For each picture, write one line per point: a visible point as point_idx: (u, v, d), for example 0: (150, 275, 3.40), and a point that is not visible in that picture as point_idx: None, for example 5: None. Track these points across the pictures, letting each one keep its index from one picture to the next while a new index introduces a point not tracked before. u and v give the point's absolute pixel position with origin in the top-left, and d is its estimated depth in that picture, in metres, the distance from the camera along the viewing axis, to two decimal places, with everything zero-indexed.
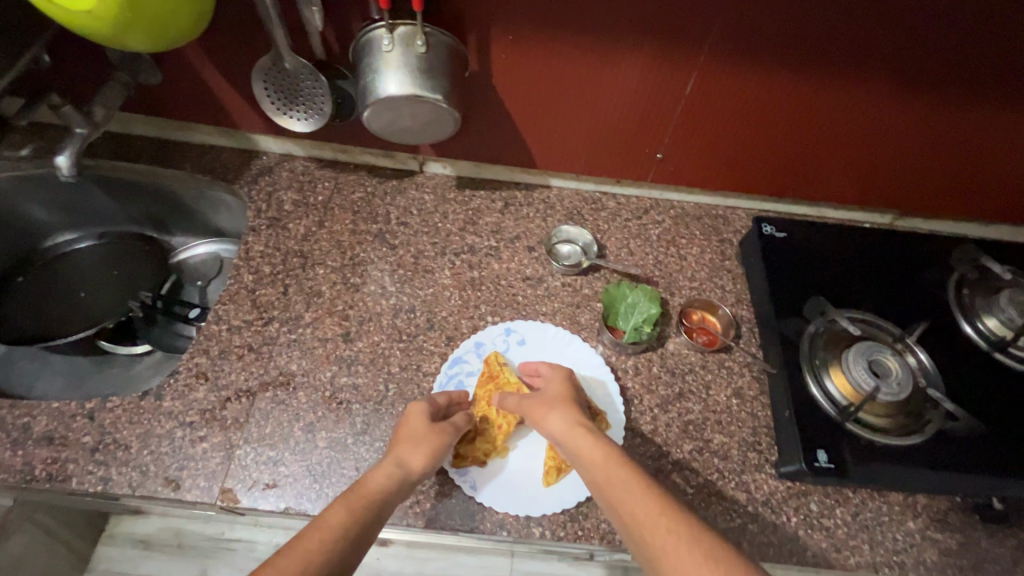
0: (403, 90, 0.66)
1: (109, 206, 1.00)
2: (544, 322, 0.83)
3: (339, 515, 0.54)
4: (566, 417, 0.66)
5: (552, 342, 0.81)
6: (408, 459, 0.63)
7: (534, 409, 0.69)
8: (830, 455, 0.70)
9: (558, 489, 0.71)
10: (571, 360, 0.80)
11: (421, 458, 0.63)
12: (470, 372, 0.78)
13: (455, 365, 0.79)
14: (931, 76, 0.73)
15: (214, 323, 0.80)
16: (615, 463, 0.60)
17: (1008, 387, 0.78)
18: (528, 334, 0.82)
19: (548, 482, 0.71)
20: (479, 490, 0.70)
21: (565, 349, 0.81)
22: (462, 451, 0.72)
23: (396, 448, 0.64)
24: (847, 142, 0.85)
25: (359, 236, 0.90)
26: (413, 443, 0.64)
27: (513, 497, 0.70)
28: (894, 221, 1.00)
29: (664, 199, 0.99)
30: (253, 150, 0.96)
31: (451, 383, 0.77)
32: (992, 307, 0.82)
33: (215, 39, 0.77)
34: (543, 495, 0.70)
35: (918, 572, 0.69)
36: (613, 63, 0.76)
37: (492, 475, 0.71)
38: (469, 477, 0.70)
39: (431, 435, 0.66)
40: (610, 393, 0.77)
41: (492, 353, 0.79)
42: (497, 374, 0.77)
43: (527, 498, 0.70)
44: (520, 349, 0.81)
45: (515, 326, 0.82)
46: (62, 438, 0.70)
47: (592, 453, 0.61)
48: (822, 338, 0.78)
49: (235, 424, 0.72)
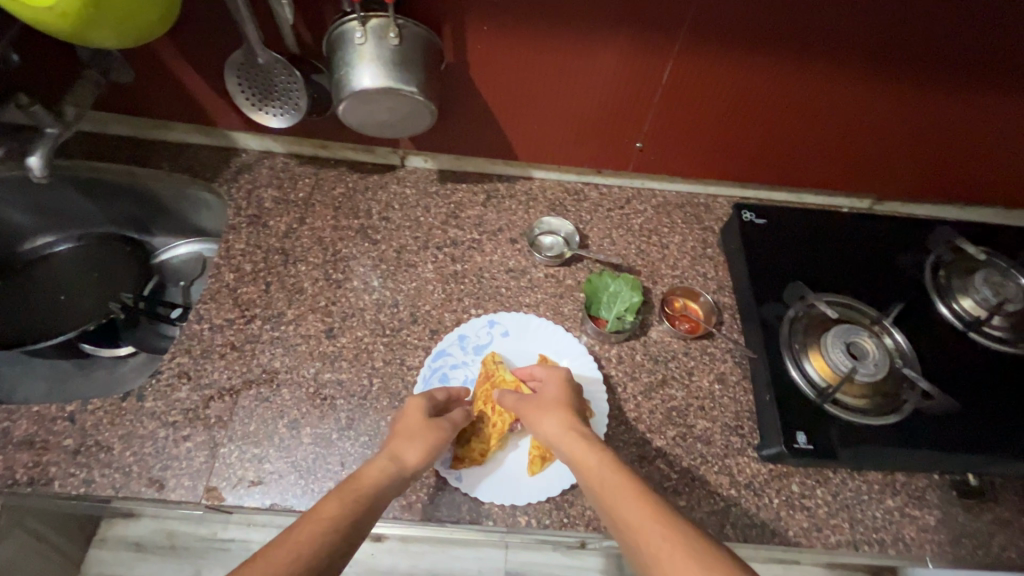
0: (376, 83, 0.66)
1: (87, 206, 0.99)
2: (528, 314, 0.83)
3: (333, 507, 0.53)
4: (561, 420, 0.66)
5: (535, 332, 0.82)
6: (403, 453, 0.63)
7: (531, 413, 0.68)
8: (810, 437, 0.71)
9: (543, 477, 0.71)
10: (554, 349, 0.81)
11: (416, 453, 0.63)
12: (454, 364, 0.79)
13: (440, 359, 0.79)
14: (904, 59, 0.74)
15: (195, 322, 0.80)
16: (608, 471, 0.58)
17: (984, 365, 0.80)
18: (512, 325, 0.82)
19: (533, 470, 0.71)
20: (467, 483, 0.70)
21: (548, 340, 0.81)
22: (460, 453, 0.72)
23: (391, 443, 0.64)
24: (823, 128, 0.86)
25: (341, 232, 0.89)
26: (408, 438, 0.65)
27: (499, 487, 0.70)
28: (873, 206, 1.01)
29: (646, 188, 0.99)
30: (232, 148, 0.95)
31: (435, 376, 0.77)
32: (968, 287, 0.84)
33: (186, 34, 0.76)
34: (529, 484, 0.71)
35: (897, 548, 0.70)
36: (588, 52, 0.76)
37: (480, 468, 0.72)
38: (456, 471, 0.71)
39: (428, 430, 0.66)
40: (593, 382, 0.78)
41: (488, 352, 0.79)
42: (493, 373, 0.77)
43: (514, 488, 0.70)
44: (505, 341, 0.81)
45: (498, 318, 0.82)
46: (43, 442, 0.70)
47: (585, 461, 0.60)
48: (801, 322, 0.79)
49: (219, 423, 0.72)
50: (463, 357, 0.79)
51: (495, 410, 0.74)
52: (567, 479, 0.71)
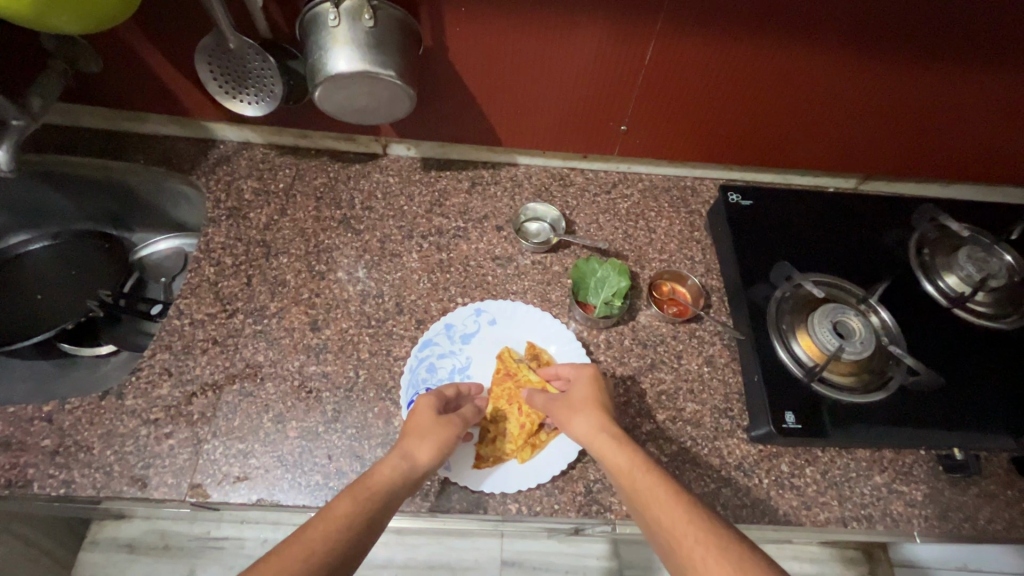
0: (353, 67, 0.64)
1: (62, 203, 0.97)
2: (515, 301, 0.82)
3: (346, 507, 0.52)
4: (592, 421, 0.65)
5: (519, 320, 0.81)
6: (414, 451, 0.61)
7: (560, 414, 0.68)
8: (797, 416, 0.71)
9: (533, 464, 0.71)
10: (543, 336, 0.80)
11: (428, 450, 0.62)
12: (440, 354, 0.77)
13: (428, 349, 0.77)
14: (889, 35, 0.73)
15: (175, 318, 0.78)
16: (641, 473, 0.57)
17: (969, 341, 0.81)
18: (499, 314, 0.81)
19: (524, 458, 0.71)
20: (454, 474, 0.69)
21: (534, 328, 0.81)
22: (483, 453, 0.71)
23: (403, 442, 0.62)
24: (808, 107, 0.85)
25: (323, 222, 0.88)
26: (419, 436, 0.63)
27: (491, 476, 0.69)
28: (859, 184, 1.01)
29: (632, 172, 0.99)
30: (209, 139, 0.93)
31: (422, 366, 0.76)
32: (952, 265, 0.84)
33: (155, 20, 0.74)
34: (518, 473, 0.70)
35: (885, 523, 0.71)
36: (570, 33, 0.74)
37: (471, 456, 0.71)
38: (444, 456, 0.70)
39: (439, 428, 0.64)
40: None
41: (504, 349, 0.79)
42: (514, 372, 0.77)
43: (504, 477, 0.69)
44: (492, 331, 0.80)
45: (485, 306, 0.81)
46: (21, 443, 0.68)
47: (617, 461, 0.59)
48: (788, 303, 0.79)
49: (202, 419, 0.71)
50: (451, 347, 0.78)
51: (521, 411, 0.74)
52: (556, 466, 0.70)
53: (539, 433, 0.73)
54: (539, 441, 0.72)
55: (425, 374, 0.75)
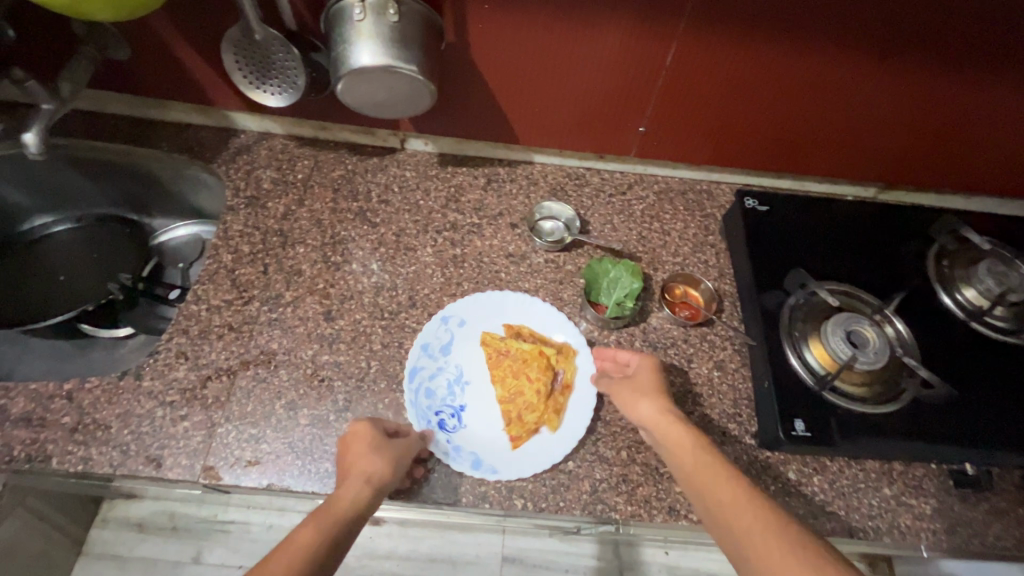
0: (375, 61, 0.65)
1: (85, 186, 0.98)
2: (480, 293, 0.82)
3: (307, 534, 0.53)
4: (657, 405, 0.68)
5: (492, 302, 0.81)
6: (371, 469, 0.62)
7: (625, 395, 0.70)
8: (808, 424, 0.71)
9: (565, 427, 0.73)
10: (526, 314, 0.81)
11: (381, 462, 0.63)
12: (431, 375, 0.76)
13: (416, 374, 0.75)
14: (914, 45, 0.72)
15: (193, 303, 0.79)
16: (703, 450, 0.61)
17: (986, 355, 0.80)
18: (464, 313, 0.80)
19: (554, 425, 0.73)
20: (502, 472, 0.70)
21: (512, 302, 0.82)
22: (515, 433, 0.73)
23: (358, 461, 0.63)
24: (828, 114, 0.85)
25: (340, 214, 0.89)
26: (371, 452, 0.63)
27: (532, 449, 0.72)
28: (878, 194, 1.00)
29: (648, 174, 0.98)
30: (231, 128, 0.94)
31: (421, 394, 0.74)
32: (971, 278, 0.83)
33: (182, 11, 0.75)
34: (556, 440, 0.72)
35: (892, 535, 0.70)
36: (592, 33, 0.74)
37: (506, 449, 0.72)
38: (477, 456, 0.71)
39: (388, 445, 0.65)
40: (570, 328, 0.80)
41: (484, 335, 0.79)
42: (505, 349, 0.78)
43: (544, 452, 0.71)
44: (465, 330, 0.80)
45: (448, 311, 0.80)
46: (41, 419, 0.70)
47: (682, 443, 0.63)
48: (801, 310, 0.78)
49: (216, 403, 0.72)
50: (435, 361, 0.77)
51: (530, 379, 0.76)
52: (586, 416, 0.74)
53: (554, 393, 0.76)
54: (558, 403, 0.75)
55: (427, 401, 0.74)
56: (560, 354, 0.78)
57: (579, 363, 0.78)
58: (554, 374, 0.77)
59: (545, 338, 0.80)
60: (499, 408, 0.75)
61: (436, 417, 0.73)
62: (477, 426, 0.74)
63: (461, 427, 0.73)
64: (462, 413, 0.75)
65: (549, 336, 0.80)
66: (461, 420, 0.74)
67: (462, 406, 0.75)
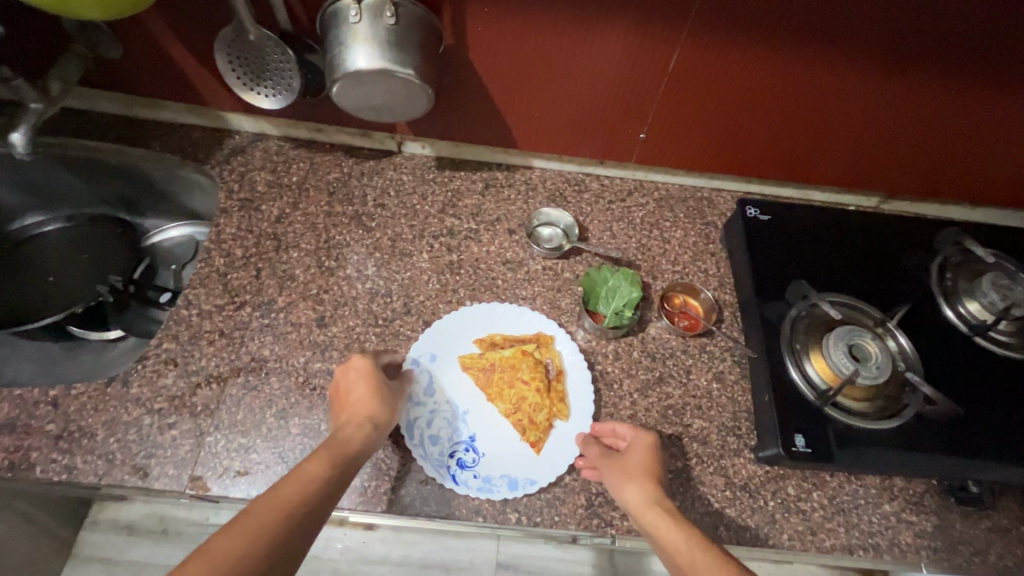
0: (371, 64, 0.64)
1: (76, 186, 0.97)
2: (445, 321, 0.78)
3: (319, 467, 0.55)
4: (643, 489, 0.62)
5: (461, 321, 0.79)
6: (376, 412, 0.64)
7: (610, 475, 0.65)
8: (808, 439, 0.70)
9: (574, 413, 0.74)
10: (501, 319, 0.80)
11: (386, 407, 0.65)
12: (428, 420, 0.72)
13: (414, 426, 0.70)
14: (919, 56, 0.71)
15: (183, 307, 0.78)
16: (700, 552, 0.55)
17: (988, 369, 0.78)
18: (432, 347, 0.76)
19: (566, 413, 0.74)
20: (540, 480, 0.69)
21: (481, 309, 0.80)
22: (534, 438, 0.72)
23: (361, 402, 0.64)
24: (831, 123, 0.84)
25: (335, 218, 0.87)
26: (376, 395, 0.65)
27: (554, 444, 0.72)
28: (880, 204, 0.99)
29: (648, 180, 0.97)
30: (225, 129, 0.93)
31: (428, 442, 0.70)
32: (975, 291, 0.82)
33: (175, 10, 0.74)
34: (571, 427, 0.73)
35: (892, 553, 0.69)
36: (593, 38, 0.73)
37: (530, 456, 0.71)
38: (509, 476, 0.69)
39: (391, 389, 0.68)
40: (546, 321, 0.80)
41: (463, 358, 0.76)
42: (488, 362, 0.76)
43: (566, 444, 0.72)
44: (440, 363, 0.76)
45: (415, 351, 0.76)
46: (25, 426, 0.68)
47: (672, 540, 0.57)
48: (803, 323, 0.77)
49: (205, 411, 0.71)
50: (424, 406, 0.72)
51: (525, 380, 0.74)
52: (589, 391, 0.75)
53: (552, 383, 0.75)
54: (560, 392, 0.75)
55: (436, 448, 0.70)
56: (540, 346, 0.78)
57: (560, 347, 0.78)
58: (544, 367, 0.76)
59: (523, 337, 0.79)
60: (508, 422, 0.73)
61: (453, 458, 0.70)
62: (495, 448, 0.71)
63: (481, 457, 0.70)
64: (475, 442, 0.71)
65: (522, 332, 0.79)
66: (477, 450, 0.71)
67: (472, 436, 0.72)
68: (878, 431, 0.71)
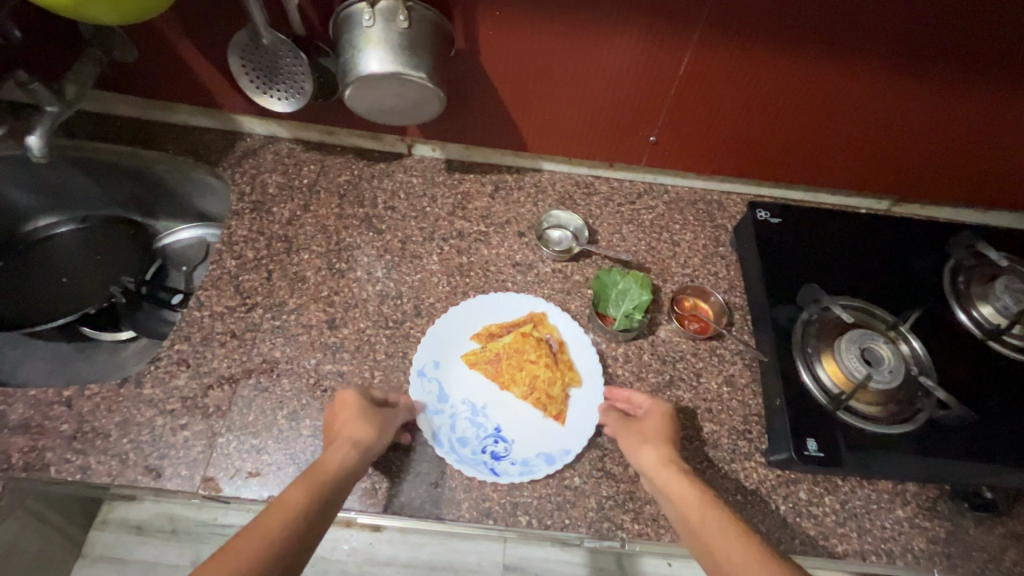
0: (384, 68, 0.64)
1: (90, 188, 0.98)
2: (440, 321, 0.78)
3: (298, 495, 0.54)
4: (659, 452, 0.65)
5: (460, 319, 0.79)
6: (359, 435, 0.63)
7: (628, 438, 0.68)
8: (820, 444, 0.69)
9: (587, 378, 0.77)
10: (493, 306, 0.80)
11: (369, 429, 0.64)
12: (450, 425, 0.72)
13: (439, 434, 0.71)
14: (935, 58, 0.71)
15: (195, 309, 0.78)
16: (710, 509, 0.58)
17: (1003, 375, 0.78)
18: (433, 354, 0.76)
19: (579, 378, 0.76)
20: (575, 447, 0.71)
21: (476, 302, 0.80)
22: (556, 410, 0.74)
23: (344, 429, 0.63)
24: (843, 126, 0.83)
25: (345, 220, 0.87)
26: (359, 420, 0.64)
27: (577, 411, 0.74)
28: (891, 207, 0.99)
29: (658, 183, 0.97)
30: (237, 132, 0.93)
31: (458, 446, 0.71)
32: (988, 294, 0.81)
33: (189, 14, 0.74)
34: (586, 391, 0.76)
35: (906, 559, 0.68)
36: (605, 40, 0.73)
37: (558, 427, 0.73)
38: (544, 453, 0.71)
39: (376, 412, 0.66)
40: (529, 297, 0.81)
41: (467, 356, 0.77)
42: (492, 349, 0.77)
43: (587, 407, 0.74)
44: (445, 368, 0.76)
45: (418, 361, 0.75)
46: (39, 426, 0.69)
47: (684, 497, 0.60)
48: (814, 326, 0.77)
49: (218, 412, 0.71)
50: (442, 412, 0.73)
51: (534, 358, 0.76)
52: (592, 355, 0.78)
53: (558, 355, 0.78)
54: (568, 362, 0.77)
55: (466, 450, 0.70)
56: (536, 324, 0.80)
57: (555, 320, 0.80)
58: (546, 341, 0.78)
59: (520, 319, 0.80)
60: (528, 405, 0.75)
61: (486, 453, 0.71)
62: (522, 432, 0.73)
63: (512, 444, 0.72)
64: (502, 432, 0.73)
65: (515, 314, 0.81)
66: (506, 438, 0.72)
67: (497, 427, 0.73)
68: (892, 435, 0.71)
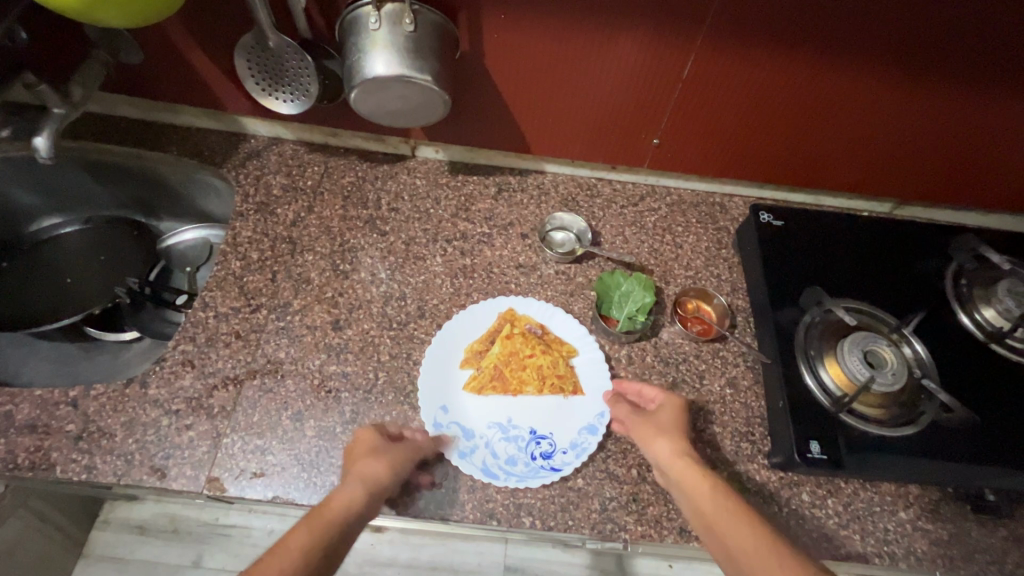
0: (389, 70, 0.64)
1: (95, 188, 0.98)
2: (432, 361, 0.76)
3: (301, 538, 0.52)
4: (672, 445, 0.65)
5: (446, 354, 0.77)
6: (369, 470, 0.61)
7: (640, 430, 0.68)
8: (824, 447, 0.69)
9: (585, 352, 0.79)
10: (468, 322, 0.79)
11: (380, 465, 0.62)
12: (490, 452, 0.71)
13: (488, 468, 0.69)
14: (939, 62, 0.71)
15: (200, 309, 0.79)
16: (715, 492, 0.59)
17: (1005, 377, 0.78)
18: (436, 402, 0.73)
19: (572, 348, 0.79)
20: (607, 408, 0.74)
21: (449, 327, 0.79)
22: (569, 386, 0.76)
23: (355, 465, 0.62)
24: (846, 129, 0.84)
25: (349, 221, 0.88)
26: (369, 458, 0.63)
27: (591, 381, 0.77)
28: (893, 210, 0.99)
29: (661, 185, 0.97)
30: (242, 133, 0.94)
31: (514, 466, 0.70)
32: (990, 296, 0.81)
33: (196, 16, 0.75)
34: (586, 360, 0.78)
35: (908, 561, 0.68)
36: (611, 43, 0.73)
37: (581, 398, 0.75)
38: (585, 426, 0.73)
39: (392, 448, 0.65)
40: (497, 303, 0.81)
41: (468, 385, 0.75)
42: (484, 363, 0.76)
43: (596, 374, 0.77)
44: (454, 407, 0.73)
45: (428, 419, 0.72)
46: (45, 426, 0.69)
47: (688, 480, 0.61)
48: (817, 328, 0.77)
49: (223, 412, 0.71)
50: (478, 448, 0.71)
51: (530, 350, 0.77)
52: (578, 328, 0.81)
53: (546, 338, 0.79)
54: (556, 339, 0.79)
55: (518, 465, 0.70)
56: (513, 322, 0.80)
57: (528, 308, 0.81)
58: (531, 331, 0.79)
59: (495, 325, 0.79)
60: (547, 397, 0.75)
61: (539, 457, 0.71)
62: (554, 420, 0.74)
63: (553, 436, 0.73)
64: (539, 431, 0.73)
65: (489, 323, 0.80)
66: (545, 434, 0.73)
67: (531, 430, 0.73)
68: (896, 438, 0.71)
